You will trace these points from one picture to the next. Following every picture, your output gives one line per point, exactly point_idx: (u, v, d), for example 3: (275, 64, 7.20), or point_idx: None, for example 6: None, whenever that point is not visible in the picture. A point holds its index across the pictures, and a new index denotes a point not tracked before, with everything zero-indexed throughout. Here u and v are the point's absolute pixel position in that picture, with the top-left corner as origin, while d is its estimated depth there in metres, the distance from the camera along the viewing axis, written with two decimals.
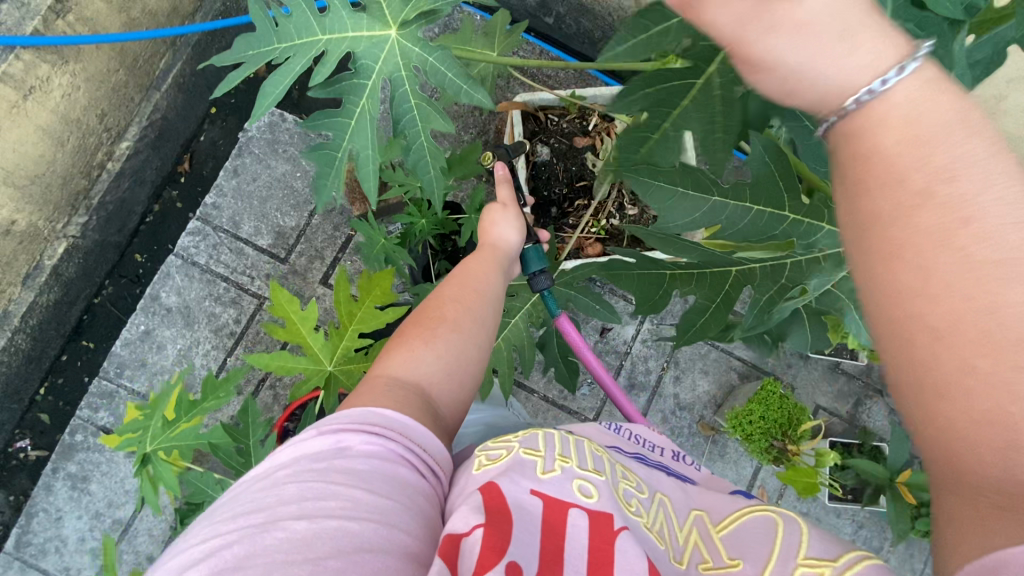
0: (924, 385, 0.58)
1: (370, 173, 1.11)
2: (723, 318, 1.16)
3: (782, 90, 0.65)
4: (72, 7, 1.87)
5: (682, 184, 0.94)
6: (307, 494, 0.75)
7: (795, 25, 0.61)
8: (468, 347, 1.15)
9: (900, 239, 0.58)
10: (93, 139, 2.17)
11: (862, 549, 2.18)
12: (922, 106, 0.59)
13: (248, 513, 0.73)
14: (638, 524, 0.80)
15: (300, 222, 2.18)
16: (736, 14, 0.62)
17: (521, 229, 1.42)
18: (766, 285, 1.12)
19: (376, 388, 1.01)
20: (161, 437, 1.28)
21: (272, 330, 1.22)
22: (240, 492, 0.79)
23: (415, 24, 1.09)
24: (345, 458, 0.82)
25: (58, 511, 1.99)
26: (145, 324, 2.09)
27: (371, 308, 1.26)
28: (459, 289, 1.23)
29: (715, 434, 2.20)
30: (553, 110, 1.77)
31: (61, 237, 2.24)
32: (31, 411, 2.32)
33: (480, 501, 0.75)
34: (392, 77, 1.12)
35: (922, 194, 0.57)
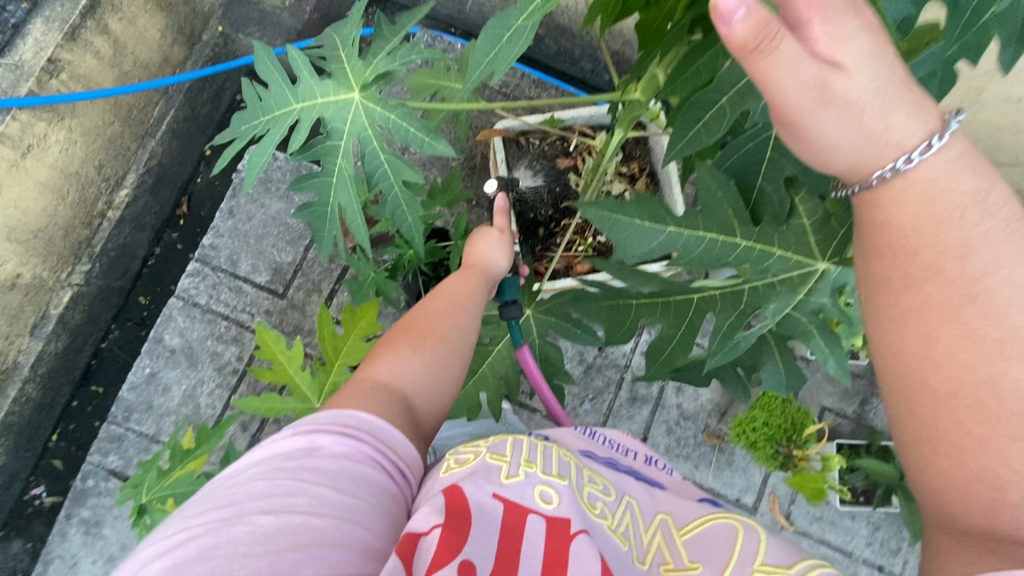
0: (927, 443, 0.73)
1: (359, 226, 1.15)
2: (690, 345, 1.16)
3: (820, 156, 0.78)
4: (65, 66, 1.96)
5: (640, 216, 0.98)
6: (274, 490, 0.76)
7: (845, 102, 0.71)
8: (453, 360, 1.18)
9: (910, 305, 0.75)
10: (93, 190, 2.24)
11: (879, 551, 2.15)
12: (940, 186, 0.73)
13: (215, 508, 0.74)
14: (601, 528, 0.81)
15: (296, 256, 2.22)
16: (799, 84, 0.70)
17: (509, 255, 1.47)
18: (727, 311, 1.09)
19: (361, 390, 1.03)
20: (158, 487, 1.30)
21: (261, 372, 1.26)
22: (208, 490, 0.80)
23: (375, 87, 1.11)
24: (315, 458, 0.83)
25: (73, 558, 2.01)
26: (150, 366, 2.12)
27: (358, 340, 1.31)
28: (445, 300, 1.25)
29: (721, 442, 2.19)
30: (534, 134, 1.81)
31: (66, 286, 2.27)
32: (45, 458, 2.36)
33: (442, 503, 0.75)
34: (361, 137, 1.14)
35: (934, 267, 0.73)
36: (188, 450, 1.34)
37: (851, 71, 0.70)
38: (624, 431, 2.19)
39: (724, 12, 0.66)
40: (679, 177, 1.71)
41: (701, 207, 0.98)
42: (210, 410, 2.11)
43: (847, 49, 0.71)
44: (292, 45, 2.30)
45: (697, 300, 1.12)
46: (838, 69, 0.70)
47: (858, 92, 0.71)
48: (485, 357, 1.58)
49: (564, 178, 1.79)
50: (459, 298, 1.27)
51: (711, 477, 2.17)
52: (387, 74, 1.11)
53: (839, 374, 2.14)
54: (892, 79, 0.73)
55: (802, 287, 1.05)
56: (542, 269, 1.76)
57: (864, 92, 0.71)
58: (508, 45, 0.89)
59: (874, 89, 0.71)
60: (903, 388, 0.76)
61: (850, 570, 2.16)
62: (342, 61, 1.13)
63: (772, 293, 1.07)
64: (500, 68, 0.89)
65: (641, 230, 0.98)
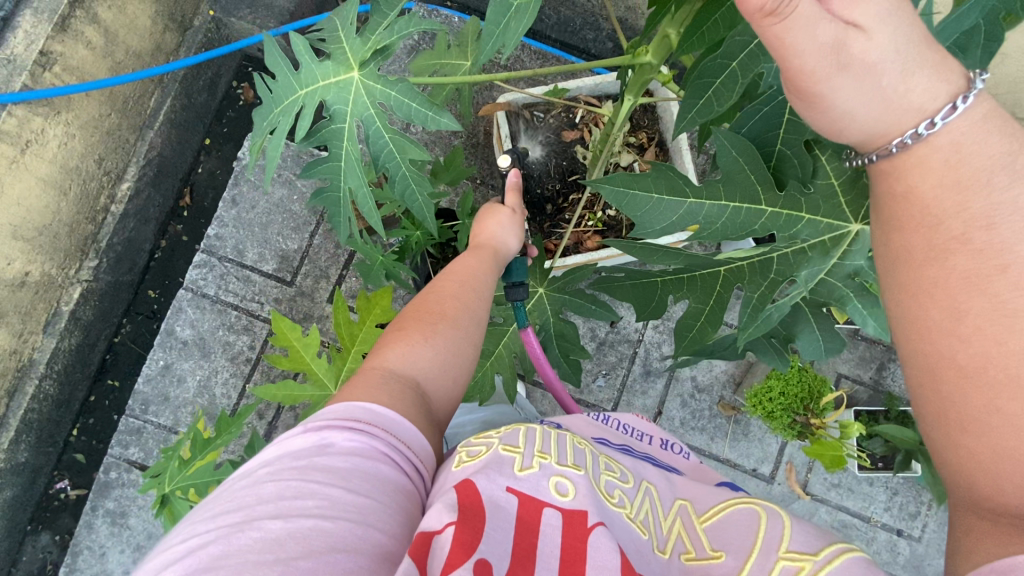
0: (953, 420, 0.72)
1: (371, 209, 1.11)
2: (718, 320, 1.16)
3: (835, 128, 0.79)
4: (57, 58, 1.92)
5: (656, 189, 0.95)
6: (285, 493, 0.75)
7: (864, 67, 0.72)
8: (466, 345, 1.17)
9: (933, 278, 0.74)
10: (94, 185, 2.22)
11: (897, 515, 2.16)
12: (963, 151, 0.73)
13: (225, 513, 0.73)
14: (619, 517, 0.80)
15: (302, 243, 2.21)
16: (814, 54, 0.71)
17: (521, 235, 1.45)
18: (757, 281, 1.06)
19: (373, 380, 1.02)
20: (180, 476, 1.30)
21: (276, 361, 1.25)
22: (219, 492, 0.79)
23: (373, 63, 1.07)
24: (326, 457, 0.82)
25: (101, 548, 2.05)
26: (163, 359, 2.13)
27: (372, 326, 1.30)
28: (454, 285, 1.23)
29: (736, 413, 2.18)
30: (538, 107, 1.76)
31: (75, 282, 2.27)
32: (67, 453, 2.40)
33: (454, 499, 0.74)
34: (363, 117, 1.10)
35: (959, 239, 0.73)
36: (206, 440, 1.34)
37: (870, 32, 0.71)
38: (639, 405, 2.18)
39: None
40: (689, 145, 1.67)
41: (721, 176, 0.94)
42: (226, 400, 2.12)
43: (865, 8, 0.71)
44: (286, 27, 2.25)
45: (723, 272, 1.11)
46: (858, 29, 0.71)
47: (878, 53, 0.72)
48: (497, 336, 1.57)
49: (571, 151, 1.75)
50: (468, 284, 1.24)
51: (727, 448, 2.17)
52: (386, 49, 1.06)
53: (858, 341, 2.19)
54: (914, 38, 0.72)
55: (839, 250, 0.98)
56: (552, 245, 1.73)
57: (886, 52, 0.72)
58: (519, 15, 0.84)
59: (894, 49, 0.72)
60: (925, 362, 0.75)
61: (869, 535, 2.17)
62: (341, 41, 1.09)
63: (803, 258, 1.00)
64: (512, 41, 0.86)
65: (660, 205, 0.96)
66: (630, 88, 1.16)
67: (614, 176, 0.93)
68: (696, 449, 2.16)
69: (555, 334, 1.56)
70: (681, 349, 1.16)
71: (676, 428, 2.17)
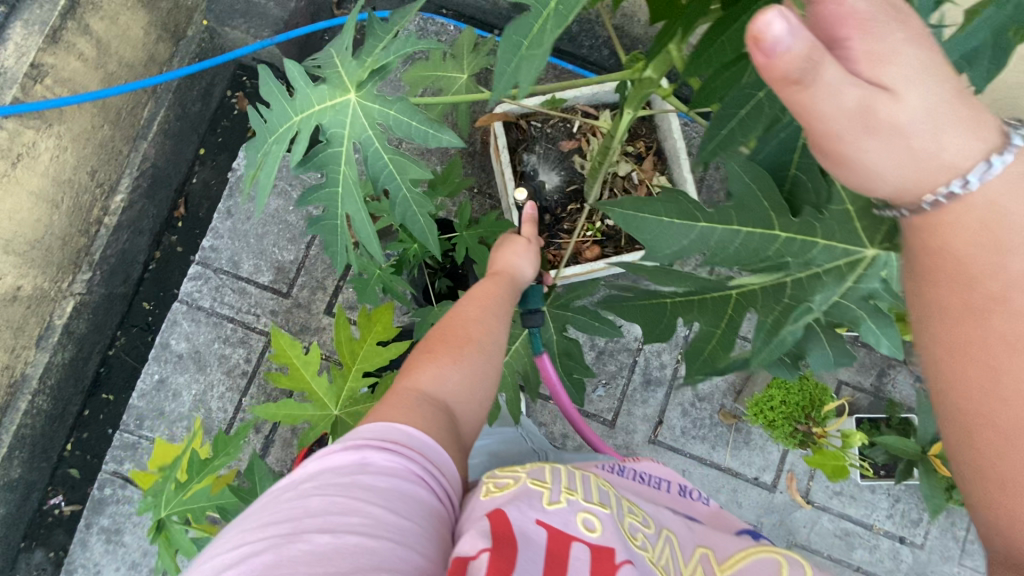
0: (995, 481, 0.69)
1: (370, 233, 1.09)
2: (731, 344, 1.10)
3: (860, 183, 0.74)
4: (48, 71, 1.90)
5: (667, 213, 0.94)
6: (330, 508, 0.74)
7: (892, 127, 0.66)
8: (490, 368, 1.15)
9: (969, 336, 0.69)
10: (87, 197, 2.19)
11: (900, 523, 2.15)
12: (1001, 208, 0.69)
13: (275, 523, 0.73)
14: (644, 557, 0.79)
15: (298, 254, 2.18)
16: (844, 119, 0.65)
17: (536, 265, 1.41)
18: (770, 304, 1.03)
19: (403, 402, 1.00)
20: (175, 501, 1.28)
21: (276, 379, 1.22)
22: (266, 502, 0.79)
23: (370, 84, 1.05)
24: (368, 474, 0.81)
25: (96, 566, 2.02)
26: (158, 373, 2.10)
27: (374, 343, 1.28)
28: (477, 307, 1.22)
29: (737, 421, 2.17)
30: (535, 117, 1.75)
31: (68, 295, 2.24)
32: (61, 468, 2.37)
33: (488, 526, 0.73)
34: (362, 139, 1.09)
35: (998, 298, 0.68)
36: (203, 462, 1.31)
37: (897, 92, 0.65)
38: (639, 415, 2.17)
39: (769, 42, 0.57)
40: (687, 155, 1.67)
41: (734, 200, 0.93)
42: (222, 414, 2.09)
43: (892, 66, 0.65)
44: (279, 37, 2.23)
45: (734, 296, 1.07)
46: (885, 91, 0.64)
47: (907, 114, 0.65)
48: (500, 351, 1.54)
49: (570, 161, 1.74)
50: (491, 310, 1.22)
51: (728, 456, 2.16)
52: (383, 68, 1.04)
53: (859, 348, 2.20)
54: (944, 95, 0.67)
55: (855, 272, 0.96)
56: (551, 256, 1.71)
57: (914, 113, 0.65)
58: (530, 58, 0.71)
59: (927, 109, 0.66)
60: (961, 420, 0.71)
61: (871, 543, 2.15)
62: (337, 65, 1.08)
63: (818, 283, 0.98)
64: (525, 81, 0.70)
65: (670, 227, 0.94)
66: (628, 103, 1.16)
67: (623, 198, 0.92)
68: (698, 458, 2.15)
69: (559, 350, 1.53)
70: (690, 371, 1.08)
71: (678, 436, 2.16)
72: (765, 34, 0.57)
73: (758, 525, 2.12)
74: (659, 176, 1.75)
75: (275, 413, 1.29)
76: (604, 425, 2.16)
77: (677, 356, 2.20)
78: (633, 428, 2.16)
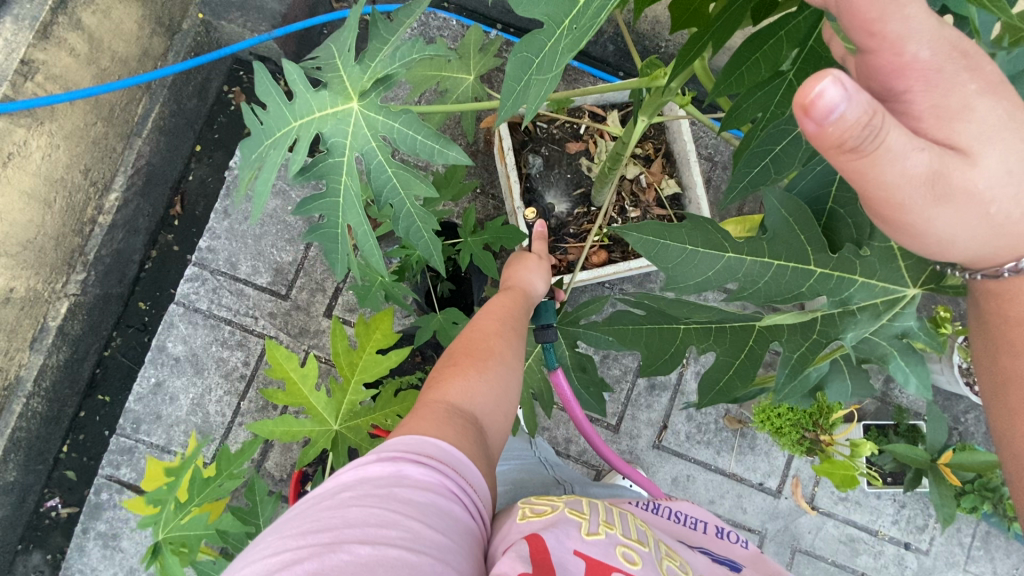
0: None
1: (371, 248, 1.05)
2: (750, 376, 1.07)
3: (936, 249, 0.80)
4: (39, 67, 1.84)
5: (691, 241, 0.91)
6: (370, 520, 0.72)
7: (968, 195, 0.72)
8: (514, 381, 1.13)
9: None
10: (81, 196, 2.14)
11: (905, 529, 2.14)
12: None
13: (315, 530, 0.70)
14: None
15: (297, 256, 2.14)
16: (919, 192, 0.70)
17: (547, 282, 1.41)
18: (797, 340, 0.98)
19: (434, 418, 0.96)
20: (172, 523, 1.25)
21: (272, 394, 1.19)
22: (302, 509, 0.76)
23: (374, 93, 1.01)
24: (406, 486, 0.79)
25: (94, 571, 1.99)
26: (155, 376, 2.07)
27: (374, 353, 1.24)
28: (499, 320, 1.19)
29: (742, 426, 2.14)
30: (541, 118, 1.70)
31: (62, 296, 2.19)
32: (57, 470, 2.34)
33: (527, 550, 0.75)
34: (364, 151, 1.05)
35: None
36: (203, 481, 1.28)
37: (973, 159, 0.71)
38: (643, 419, 2.14)
39: (822, 109, 0.60)
40: (697, 159, 1.62)
41: (767, 233, 0.91)
42: (220, 418, 2.06)
43: (961, 127, 0.70)
44: (276, 31, 2.17)
45: (758, 327, 1.04)
46: (960, 160, 0.71)
47: (984, 179, 0.72)
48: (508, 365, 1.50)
49: (576, 164, 1.69)
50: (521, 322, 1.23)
51: (733, 462, 2.13)
52: (388, 79, 1.01)
53: None
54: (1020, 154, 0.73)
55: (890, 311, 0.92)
56: (556, 262, 1.67)
57: (991, 179, 0.72)
58: (541, 77, 0.69)
59: (1003, 171, 0.72)
60: None
61: (876, 549, 2.14)
62: (339, 68, 1.03)
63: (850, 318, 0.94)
64: (534, 104, 0.69)
65: (695, 255, 0.92)
66: (643, 108, 1.10)
67: (644, 222, 0.89)
68: (702, 463, 2.13)
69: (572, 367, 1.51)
70: (704, 402, 1.06)
71: (682, 442, 2.14)
72: (816, 101, 0.59)
73: (762, 531, 2.10)
74: (668, 180, 1.71)
75: (273, 430, 1.25)
76: (607, 430, 2.14)
77: (682, 360, 2.17)
78: (637, 433, 2.14)
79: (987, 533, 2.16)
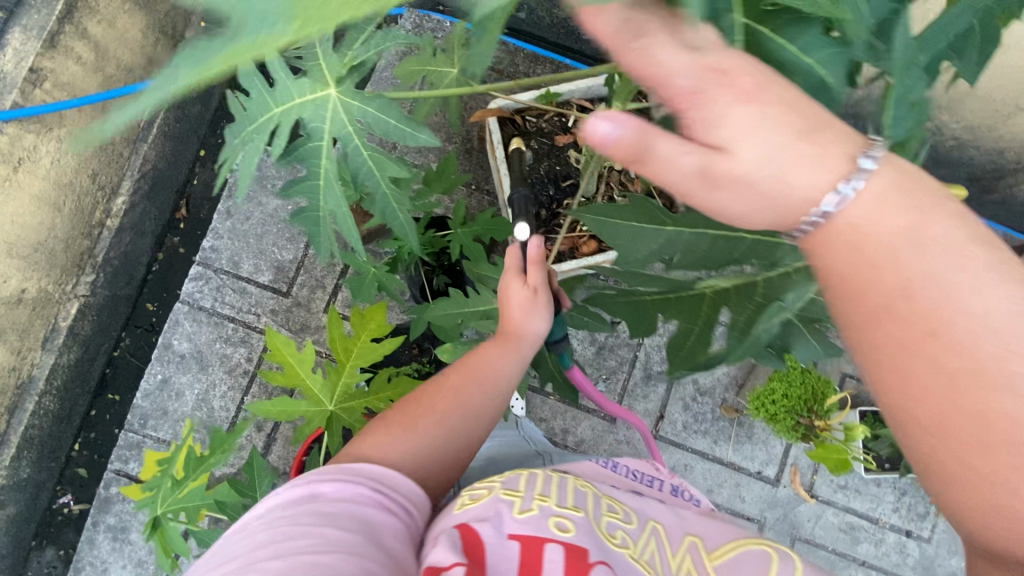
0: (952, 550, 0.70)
1: (352, 230, 1.09)
2: (710, 340, 1.09)
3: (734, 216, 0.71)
4: (48, 74, 1.94)
5: (636, 219, 0.95)
6: (277, 538, 0.81)
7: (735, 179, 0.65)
8: (460, 432, 1.13)
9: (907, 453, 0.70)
10: (89, 200, 2.22)
11: (907, 516, 2.13)
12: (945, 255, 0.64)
13: (228, 560, 0.80)
14: (623, 556, 0.91)
15: (297, 254, 2.19)
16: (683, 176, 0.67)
17: (549, 319, 1.29)
18: (743, 304, 1.03)
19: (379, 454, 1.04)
20: (170, 498, 1.31)
21: (269, 376, 1.21)
22: (223, 544, 0.86)
23: (351, 79, 1.06)
24: (318, 502, 0.88)
25: (104, 564, 2.05)
26: (161, 373, 2.12)
27: (371, 340, 1.29)
28: (461, 374, 1.18)
29: (739, 415, 2.15)
30: (530, 112, 1.73)
31: (72, 297, 2.27)
32: (69, 467, 2.39)
33: (458, 538, 0.86)
34: (342, 136, 1.09)
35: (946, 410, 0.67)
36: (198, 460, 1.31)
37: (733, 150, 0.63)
38: (640, 410, 2.16)
39: (596, 140, 0.66)
40: None
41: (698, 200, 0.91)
42: (224, 413, 2.11)
43: (722, 127, 0.63)
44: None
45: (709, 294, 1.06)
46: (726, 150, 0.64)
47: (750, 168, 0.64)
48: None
49: (565, 156, 1.73)
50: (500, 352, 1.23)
51: (731, 451, 2.14)
52: (362, 66, 1.07)
53: None
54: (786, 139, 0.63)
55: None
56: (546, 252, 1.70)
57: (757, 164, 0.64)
58: None
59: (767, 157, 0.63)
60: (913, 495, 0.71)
61: (877, 537, 2.13)
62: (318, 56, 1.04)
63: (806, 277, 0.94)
64: None
65: (638, 232, 0.96)
66: (618, 94, 1.13)
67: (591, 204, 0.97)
68: (700, 453, 2.14)
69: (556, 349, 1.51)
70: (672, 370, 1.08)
71: (679, 431, 2.15)
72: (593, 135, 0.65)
73: (761, 520, 2.11)
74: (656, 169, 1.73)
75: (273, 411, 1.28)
76: (605, 420, 2.16)
77: None
78: (634, 424, 2.15)
79: None
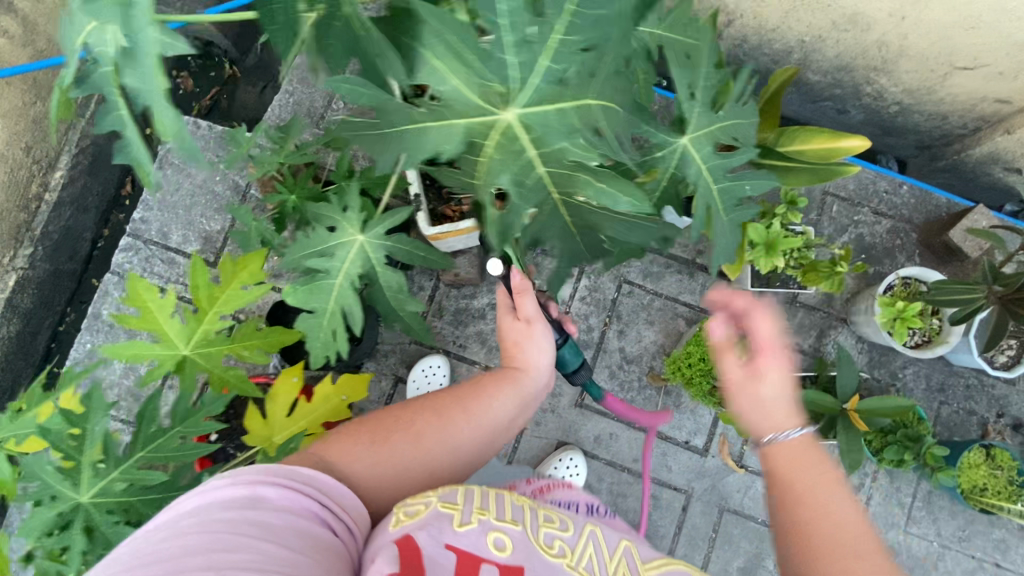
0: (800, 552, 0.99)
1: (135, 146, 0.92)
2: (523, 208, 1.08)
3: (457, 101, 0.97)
4: None
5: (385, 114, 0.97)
6: (214, 546, 0.78)
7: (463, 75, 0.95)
8: (440, 450, 1.19)
9: (801, 524, 1.01)
10: (23, 173, 2.25)
11: None
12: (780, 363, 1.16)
13: (148, 563, 0.76)
14: (559, 566, 0.93)
15: (225, 225, 2.21)
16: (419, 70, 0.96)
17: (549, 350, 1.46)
18: (527, 179, 1.05)
19: (385, 458, 1.13)
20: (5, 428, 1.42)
21: (123, 320, 1.22)
22: (127, 548, 0.81)
23: None
24: (255, 509, 0.87)
25: None
26: (90, 342, 2.15)
27: (238, 287, 1.28)
28: (452, 400, 1.28)
29: (666, 384, 2.11)
30: None
31: (10, 271, 2.29)
32: None
33: (396, 552, 0.85)
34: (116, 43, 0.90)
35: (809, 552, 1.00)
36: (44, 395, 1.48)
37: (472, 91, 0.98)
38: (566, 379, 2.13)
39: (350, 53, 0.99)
40: None
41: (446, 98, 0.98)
42: None
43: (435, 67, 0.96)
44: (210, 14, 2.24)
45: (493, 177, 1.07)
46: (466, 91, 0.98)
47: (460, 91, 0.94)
48: (338, 294, 1.31)
49: None
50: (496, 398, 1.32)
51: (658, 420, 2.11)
52: None
53: (796, 309, 2.16)
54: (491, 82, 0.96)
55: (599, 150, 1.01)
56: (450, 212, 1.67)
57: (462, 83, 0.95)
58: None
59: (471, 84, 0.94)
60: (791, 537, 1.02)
61: None
62: None
63: (584, 183, 1.06)
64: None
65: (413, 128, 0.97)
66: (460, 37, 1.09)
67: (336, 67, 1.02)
68: (626, 421, 2.11)
69: (402, 298, 1.34)
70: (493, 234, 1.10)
71: (605, 400, 2.12)
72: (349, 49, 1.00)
73: (688, 490, 2.07)
74: None
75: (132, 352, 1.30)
76: None
77: (604, 319, 2.14)
78: (560, 393, 2.12)
79: (929, 493, 2.08)
